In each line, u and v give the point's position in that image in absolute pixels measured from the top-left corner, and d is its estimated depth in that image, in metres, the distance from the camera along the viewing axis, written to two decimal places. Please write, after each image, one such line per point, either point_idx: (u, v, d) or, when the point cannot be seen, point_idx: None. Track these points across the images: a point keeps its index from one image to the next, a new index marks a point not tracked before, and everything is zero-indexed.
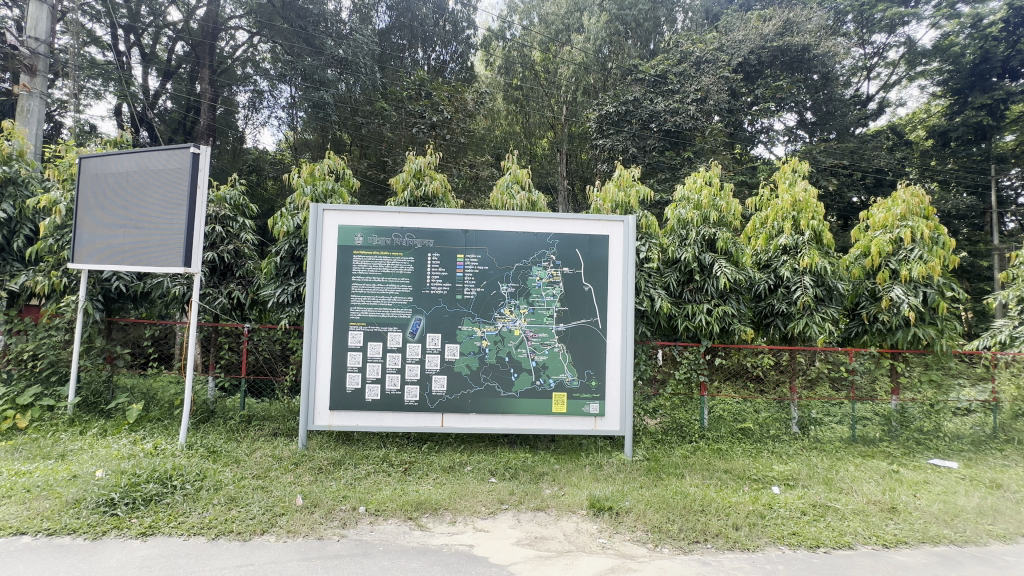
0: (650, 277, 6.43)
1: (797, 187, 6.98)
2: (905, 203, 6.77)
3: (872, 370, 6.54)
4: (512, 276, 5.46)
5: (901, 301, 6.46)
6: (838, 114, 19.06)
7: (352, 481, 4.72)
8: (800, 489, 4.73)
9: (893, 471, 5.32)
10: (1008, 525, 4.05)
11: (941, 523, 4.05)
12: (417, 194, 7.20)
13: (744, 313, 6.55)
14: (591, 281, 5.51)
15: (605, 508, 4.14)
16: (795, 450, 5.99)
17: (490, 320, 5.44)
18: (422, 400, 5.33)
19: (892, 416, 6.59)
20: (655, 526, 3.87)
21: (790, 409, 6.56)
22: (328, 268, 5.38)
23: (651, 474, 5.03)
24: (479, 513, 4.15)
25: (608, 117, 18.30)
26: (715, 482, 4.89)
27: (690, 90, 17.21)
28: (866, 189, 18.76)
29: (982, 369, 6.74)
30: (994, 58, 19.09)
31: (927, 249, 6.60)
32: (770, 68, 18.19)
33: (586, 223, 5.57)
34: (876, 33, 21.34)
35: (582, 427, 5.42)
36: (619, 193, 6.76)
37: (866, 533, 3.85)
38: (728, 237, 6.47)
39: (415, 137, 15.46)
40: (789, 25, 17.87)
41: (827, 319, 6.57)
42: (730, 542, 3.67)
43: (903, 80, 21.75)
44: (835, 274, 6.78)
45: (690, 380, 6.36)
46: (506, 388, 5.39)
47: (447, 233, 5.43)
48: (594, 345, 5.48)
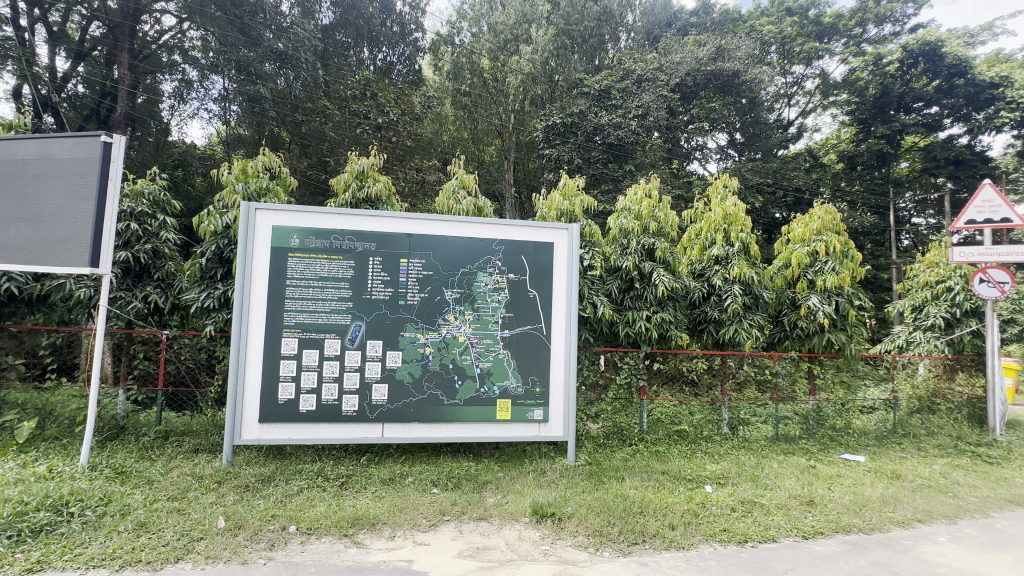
0: (593, 284, 6.54)
1: (727, 202, 7.49)
2: (820, 219, 7.45)
3: (792, 374, 7.04)
4: (457, 281, 5.39)
5: (817, 309, 7.05)
6: (763, 137, 20.60)
7: (282, 499, 4.42)
8: (729, 487, 4.99)
9: (811, 466, 5.75)
10: (906, 512, 4.47)
11: (851, 513, 4.42)
12: (359, 196, 6.95)
13: (680, 320, 6.88)
14: (536, 288, 5.56)
15: (547, 515, 4.15)
16: (725, 450, 6.32)
17: (434, 327, 5.33)
18: (360, 410, 5.11)
19: (810, 415, 7.13)
20: (596, 530, 3.91)
21: (721, 410, 6.86)
22: (260, 271, 5.04)
23: (592, 478, 5.11)
24: (420, 526, 4.01)
25: (554, 128, 18.73)
26: (652, 483, 5.05)
27: (632, 106, 18.08)
28: (787, 207, 20.45)
29: (884, 370, 7.44)
30: (892, 93, 21.42)
31: (838, 262, 7.26)
32: (703, 90, 19.38)
33: (532, 230, 5.61)
34: (795, 64, 23.44)
35: (526, 433, 5.44)
36: (564, 202, 6.84)
37: (788, 526, 4.11)
38: (665, 246, 6.78)
39: (359, 137, 14.91)
40: (721, 51, 19.14)
41: (754, 326, 7.04)
42: (666, 542, 3.79)
43: (818, 108, 24.48)
44: (761, 284, 7.29)
45: (630, 385, 6.49)
46: (449, 396, 5.29)
47: (390, 235, 5.27)
48: (538, 352, 5.51)
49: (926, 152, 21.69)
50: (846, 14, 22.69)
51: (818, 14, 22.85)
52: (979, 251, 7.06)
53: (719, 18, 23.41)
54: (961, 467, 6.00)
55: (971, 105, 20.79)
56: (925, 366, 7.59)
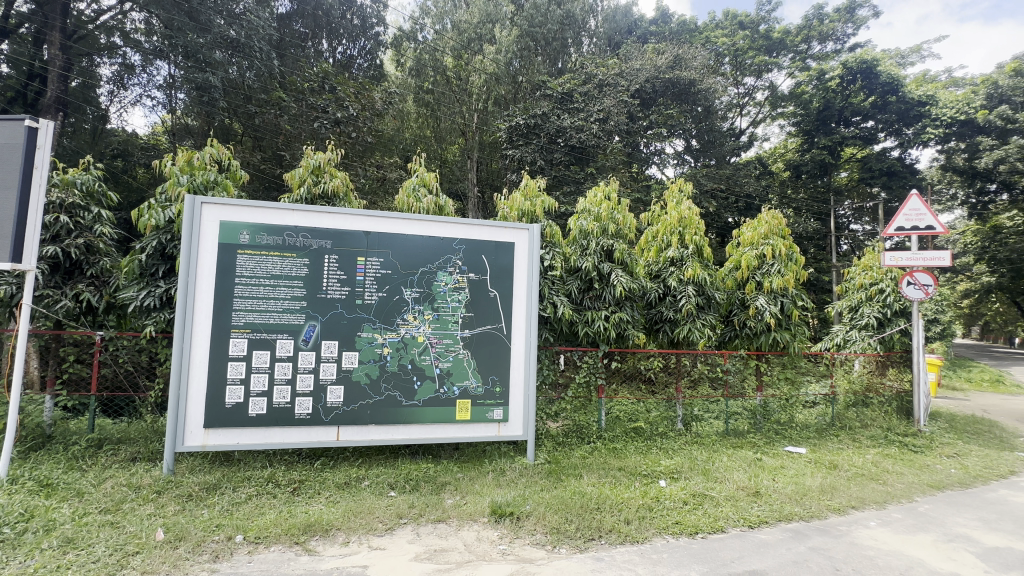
0: (554, 285, 6.60)
1: (682, 206, 7.76)
2: (767, 224, 7.83)
3: (741, 371, 7.36)
4: (415, 280, 5.31)
5: (764, 309, 7.41)
6: (717, 144, 21.46)
7: (228, 508, 4.21)
8: (682, 481, 5.16)
9: (758, 459, 6.03)
10: (842, 500, 4.77)
11: (794, 502, 4.67)
12: (315, 191, 6.73)
13: (637, 320, 7.06)
14: (496, 288, 5.56)
15: (506, 514, 4.15)
16: (679, 445, 6.53)
17: (392, 327, 5.23)
18: (314, 413, 4.95)
19: (757, 411, 7.48)
20: (553, 527, 3.95)
21: (675, 407, 7.10)
22: (206, 268, 4.78)
23: (551, 476, 5.16)
24: (376, 530, 3.92)
25: (517, 129, 18.82)
26: (609, 479, 5.15)
27: (593, 110, 18.43)
28: (739, 212, 21.43)
29: (824, 367, 7.91)
30: (832, 107, 23.01)
31: (784, 264, 7.67)
32: (662, 97, 20.01)
33: (492, 230, 5.61)
34: (746, 75, 24.60)
35: (486, 433, 5.43)
36: (525, 202, 6.86)
37: (735, 516, 4.30)
38: (624, 248, 6.94)
39: (317, 132, 14.38)
40: (678, 60, 19.78)
41: (706, 325, 7.32)
42: (622, 536, 3.87)
43: (767, 119, 25.82)
44: (713, 285, 7.59)
45: (589, 383, 6.59)
46: (408, 397, 5.20)
47: (347, 233, 5.13)
48: (498, 352, 5.51)
49: (862, 163, 23.31)
50: (793, 30, 23.94)
51: (768, 28, 24.02)
52: (907, 255, 7.62)
53: (677, 28, 24.19)
54: (890, 456, 6.47)
55: (902, 121, 22.45)
56: (860, 363, 8.12)
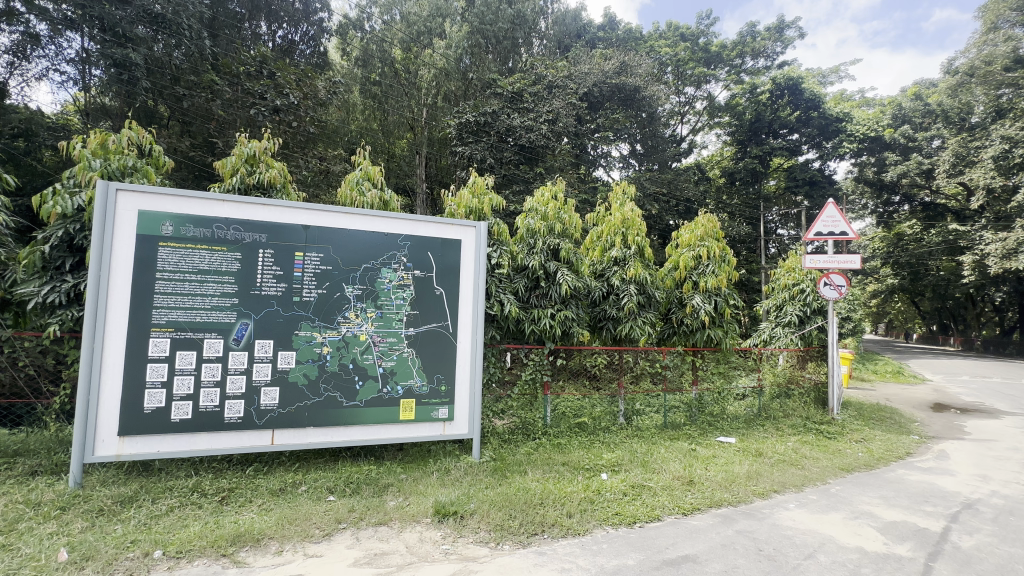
0: (500, 283, 6.58)
1: (626, 207, 8.02)
2: (703, 227, 8.27)
3: (679, 366, 7.72)
4: (358, 277, 5.13)
5: (700, 307, 7.82)
6: (660, 150, 22.36)
7: (146, 522, 3.89)
8: (622, 473, 5.35)
9: (692, 449, 6.36)
10: (766, 485, 5.14)
11: (724, 489, 4.96)
12: (249, 181, 6.33)
13: (582, 318, 7.20)
14: (442, 286, 5.50)
15: (449, 514, 4.11)
16: (620, 439, 6.77)
17: (333, 325, 5.03)
18: (246, 416, 4.66)
19: (692, 404, 7.90)
20: (497, 524, 3.96)
21: (618, 402, 7.33)
22: (121, 262, 4.38)
23: (496, 473, 5.18)
24: (312, 537, 3.76)
25: (467, 126, 18.71)
26: (554, 474, 5.23)
27: (542, 111, 18.63)
28: (679, 215, 22.47)
29: (752, 361, 8.47)
30: (763, 119, 24.66)
31: (718, 265, 8.13)
32: (609, 101, 20.62)
33: (439, 226, 5.54)
34: (687, 85, 25.81)
35: (430, 433, 5.36)
36: (472, 200, 6.79)
37: (670, 505, 4.51)
38: (569, 247, 7.08)
39: (254, 119, 13.48)
40: (625, 66, 20.40)
41: (646, 323, 7.61)
42: (564, 530, 3.95)
43: (706, 127, 27.20)
44: (654, 284, 7.89)
45: (534, 380, 6.64)
46: (348, 398, 5.03)
47: (284, 227, 4.87)
48: (444, 351, 5.45)
49: (788, 173, 25.21)
50: (729, 45, 25.36)
51: (707, 42, 25.30)
52: (825, 259, 8.30)
53: (623, 35, 24.92)
54: (808, 442, 7.04)
55: (822, 135, 24.50)
56: (784, 357, 8.76)
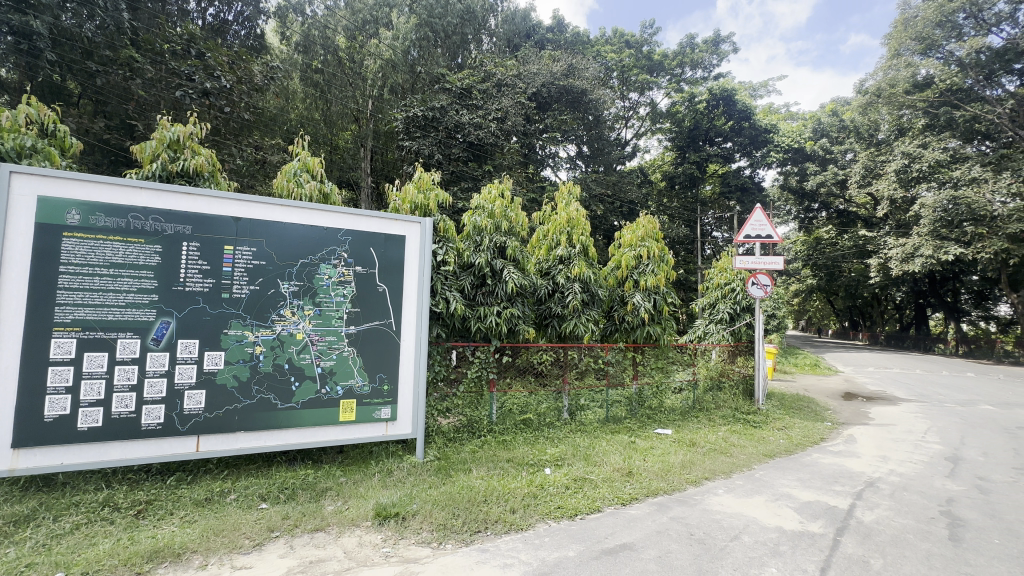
0: (446, 280, 6.48)
1: (571, 207, 8.24)
2: (644, 228, 8.65)
3: (621, 362, 7.98)
4: (294, 273, 4.89)
5: (640, 305, 8.15)
6: (605, 152, 23.00)
7: (46, 542, 3.50)
8: (565, 467, 5.46)
9: (632, 442, 6.60)
10: (699, 472, 5.43)
11: (660, 478, 5.19)
12: (172, 167, 5.83)
13: (527, 315, 7.27)
14: (386, 282, 5.35)
15: (390, 516, 4.02)
16: (564, 434, 6.90)
17: (266, 324, 4.76)
18: (167, 422, 4.32)
19: (633, 398, 8.20)
20: (440, 524, 3.92)
21: (562, 398, 7.46)
22: (17, 252, 3.90)
23: (440, 473, 5.13)
24: (241, 547, 3.55)
25: (415, 120, 18.35)
26: (498, 471, 5.25)
27: (491, 108, 18.59)
28: (623, 216, 23.22)
29: (687, 356, 8.93)
30: (701, 127, 26.03)
31: (656, 264, 8.52)
32: (557, 102, 20.97)
33: (382, 222, 5.39)
34: (631, 91, 26.69)
35: (371, 434, 5.21)
36: (418, 195, 6.63)
37: (610, 496, 4.66)
38: (516, 245, 7.13)
39: (181, 102, 12.49)
40: (572, 69, 20.77)
41: (590, 320, 7.81)
42: (506, 526, 3.97)
43: (648, 132, 28.32)
44: (597, 282, 8.11)
45: (480, 378, 6.61)
46: (283, 399, 4.78)
47: (212, 218, 4.54)
48: (387, 350, 5.31)
49: (723, 179, 26.84)
50: (670, 55, 26.52)
51: (650, 50, 26.33)
52: (753, 260, 8.88)
53: (571, 38, 25.37)
54: (736, 431, 7.52)
55: (753, 144, 26.31)
56: (717, 352, 9.32)
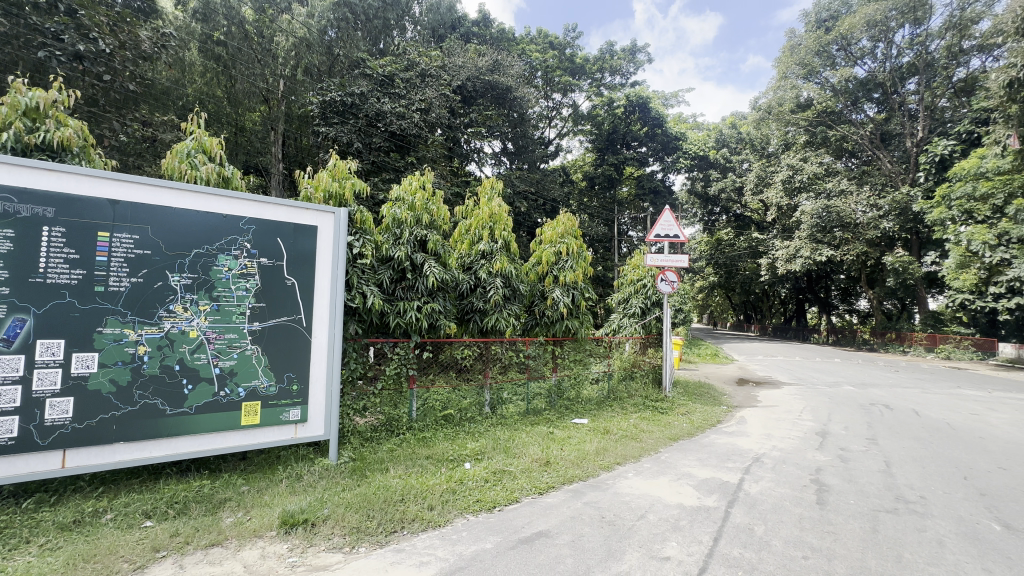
0: (363, 274, 6.20)
1: (494, 202, 8.28)
2: (564, 225, 8.92)
3: (541, 355, 8.17)
4: (187, 264, 4.42)
5: (559, 300, 8.42)
6: (529, 150, 23.39)
7: None
8: (485, 461, 5.49)
9: (550, 432, 6.81)
10: (611, 458, 5.74)
11: (576, 466, 5.41)
12: (30, 139, 4.96)
13: (449, 310, 7.15)
14: (295, 276, 5.02)
15: (298, 523, 3.78)
16: (485, 428, 6.95)
17: (153, 321, 4.25)
18: (22, 437, 3.70)
19: (552, 390, 8.43)
20: (353, 528, 3.76)
21: (483, 392, 7.48)
22: None
23: (355, 474, 4.92)
24: (118, 573, 3.14)
25: (332, 105, 17.40)
26: (416, 469, 5.14)
27: (415, 98, 18.06)
28: (546, 214, 23.80)
29: (603, 348, 9.39)
30: (618, 131, 27.41)
31: (575, 260, 8.85)
32: (482, 98, 20.89)
33: (291, 211, 5.03)
34: (555, 92, 27.40)
35: (278, 437, 4.88)
36: (332, 183, 6.25)
37: (528, 486, 4.77)
38: (437, 239, 7.00)
39: (45, 64, 10.65)
40: (497, 65, 20.82)
41: (511, 315, 7.90)
42: (424, 523, 3.91)
43: (570, 132, 29.21)
44: (519, 278, 8.22)
45: (399, 375, 6.41)
46: (174, 405, 4.31)
47: (83, 200, 3.95)
48: (296, 347, 4.98)
49: (638, 181, 28.45)
50: (591, 60, 27.50)
51: (572, 53, 27.16)
52: (662, 258, 9.52)
53: (496, 34, 25.37)
54: (645, 418, 8.04)
55: (665, 150, 28.23)
56: (629, 345, 9.93)
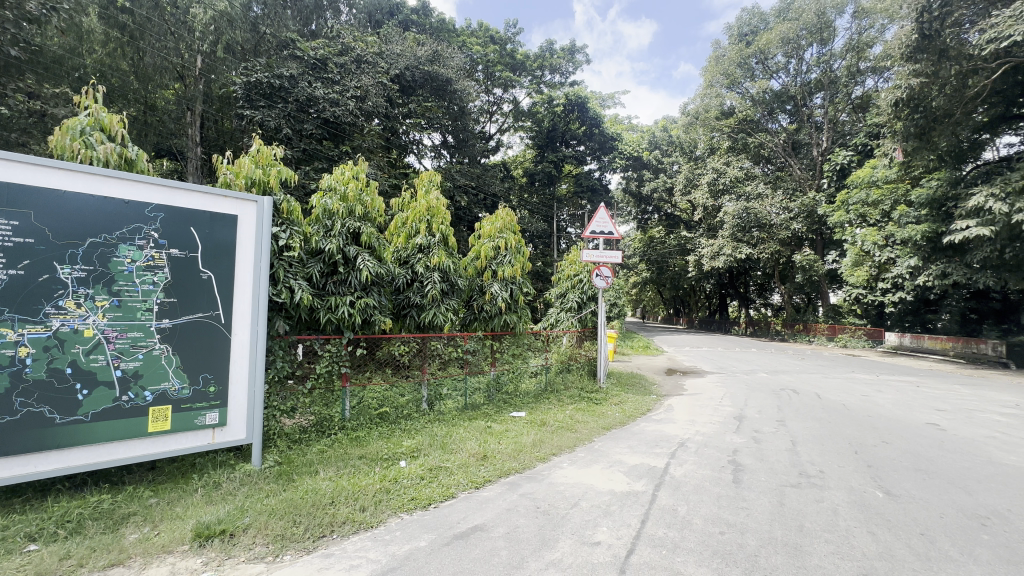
0: (291, 267, 5.82)
1: (431, 195, 8.16)
2: (503, 220, 8.95)
3: (479, 350, 8.16)
4: (80, 255, 3.93)
5: (498, 294, 8.50)
6: (469, 144, 23.22)
7: None
8: (421, 458, 5.40)
9: (488, 426, 6.84)
10: (547, 450, 5.86)
11: (513, 459, 5.47)
12: None
13: (384, 305, 6.95)
14: (212, 269, 4.64)
15: (214, 535, 3.52)
16: (422, 424, 6.84)
17: (37, 319, 3.75)
18: None
19: (491, 385, 8.44)
20: (277, 535, 3.56)
21: (421, 389, 7.34)
22: None
23: (280, 479, 4.66)
24: None
25: (257, 87, 16.24)
26: (348, 470, 4.96)
27: (350, 85, 17.25)
28: (487, 209, 23.79)
29: (541, 342, 9.58)
30: (557, 129, 27.97)
31: (513, 255, 8.93)
32: (422, 88, 20.42)
33: (207, 198, 4.64)
34: (495, 86, 27.31)
35: (193, 443, 4.51)
36: (255, 169, 5.79)
37: (465, 481, 4.76)
38: (371, 232, 6.77)
39: None
40: (437, 55, 20.29)
41: (449, 310, 7.82)
42: (355, 525, 3.77)
43: (511, 128, 29.25)
44: (457, 272, 8.16)
45: (331, 373, 6.12)
46: (65, 413, 3.84)
47: None
48: (213, 346, 4.62)
49: (577, 179, 29.14)
50: (532, 57, 27.66)
51: (513, 49, 27.16)
52: (597, 253, 9.83)
53: (437, 24, 24.62)
54: (581, 409, 8.30)
55: (602, 150, 29.16)
56: (566, 338, 10.20)
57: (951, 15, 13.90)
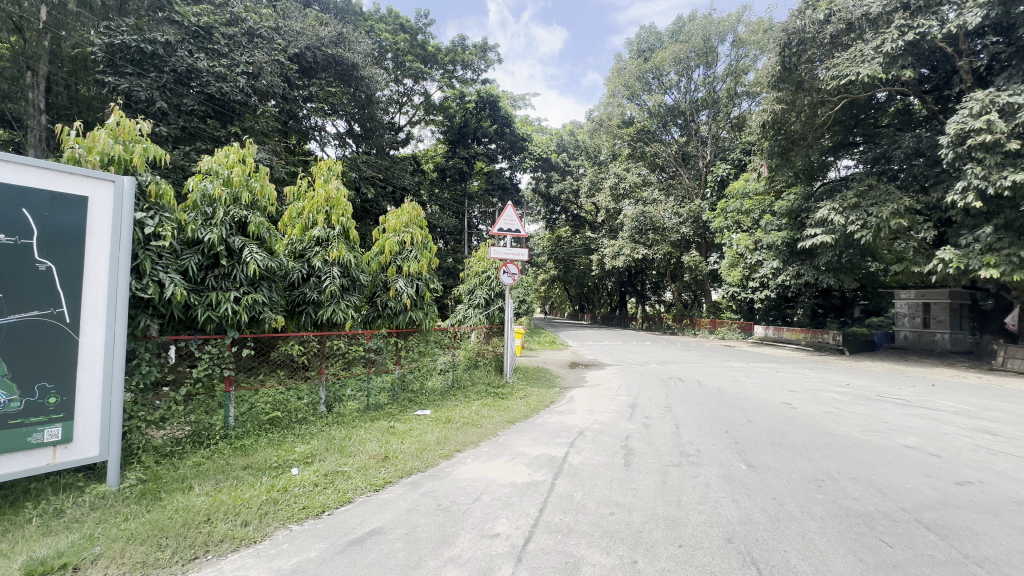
0: (160, 258, 5.11)
1: (331, 184, 7.65)
2: (408, 215, 8.69)
3: (383, 349, 7.83)
4: None
5: (403, 290, 8.23)
6: (377, 135, 22.29)
7: None
8: (315, 464, 5.07)
9: (391, 426, 6.63)
10: (450, 447, 5.83)
11: (415, 458, 5.36)
12: None
13: (276, 302, 6.33)
14: (52, 259, 3.93)
15: (52, 570, 3.01)
16: (318, 428, 6.42)
17: None
18: None
19: (395, 383, 8.20)
20: (136, 562, 3.13)
21: (317, 390, 6.90)
22: None
23: (143, 499, 4.10)
24: None
25: (122, 51, 14.04)
26: (228, 483, 4.50)
27: (239, 60, 15.65)
28: (395, 202, 23.05)
29: (447, 339, 9.52)
30: (469, 126, 27.95)
31: (420, 251, 8.70)
32: (324, 71, 19.20)
33: (46, 175, 3.91)
34: (405, 77, 26.46)
35: (26, 464, 3.80)
36: (115, 145, 4.99)
37: (363, 485, 4.56)
38: (261, 221, 6.18)
39: None
40: (342, 38, 19.19)
41: (350, 306, 7.39)
42: (235, 542, 3.45)
43: (422, 121, 28.55)
44: (359, 267, 7.72)
45: (211, 377, 5.52)
46: None
47: None
48: (54, 349, 3.92)
49: (488, 177, 29.36)
50: (443, 50, 27.09)
51: (424, 41, 26.44)
52: (505, 251, 9.97)
53: (341, 5, 23.25)
54: (486, 404, 8.38)
55: (513, 150, 29.68)
56: (473, 335, 10.26)
57: (804, 52, 16.17)
